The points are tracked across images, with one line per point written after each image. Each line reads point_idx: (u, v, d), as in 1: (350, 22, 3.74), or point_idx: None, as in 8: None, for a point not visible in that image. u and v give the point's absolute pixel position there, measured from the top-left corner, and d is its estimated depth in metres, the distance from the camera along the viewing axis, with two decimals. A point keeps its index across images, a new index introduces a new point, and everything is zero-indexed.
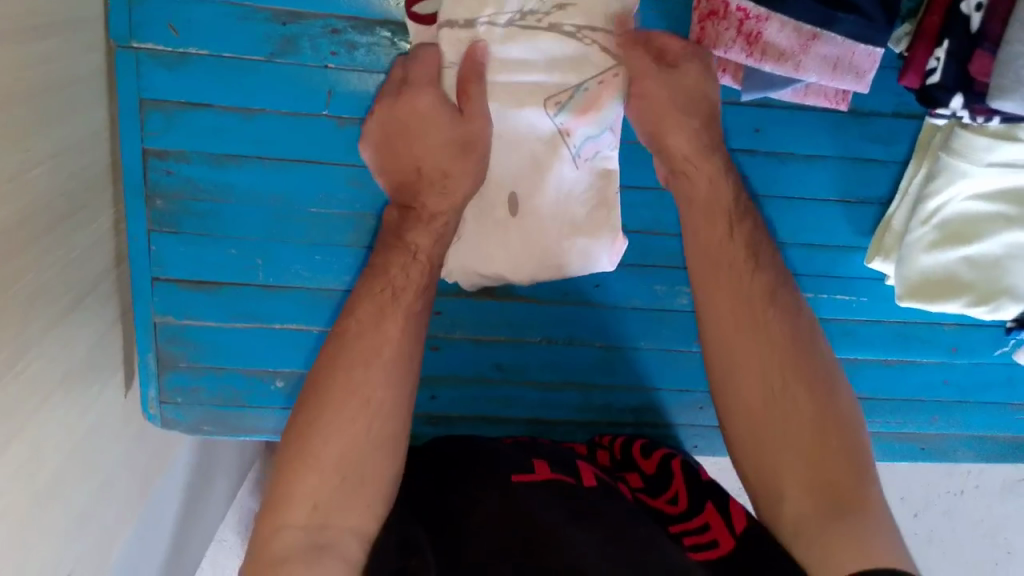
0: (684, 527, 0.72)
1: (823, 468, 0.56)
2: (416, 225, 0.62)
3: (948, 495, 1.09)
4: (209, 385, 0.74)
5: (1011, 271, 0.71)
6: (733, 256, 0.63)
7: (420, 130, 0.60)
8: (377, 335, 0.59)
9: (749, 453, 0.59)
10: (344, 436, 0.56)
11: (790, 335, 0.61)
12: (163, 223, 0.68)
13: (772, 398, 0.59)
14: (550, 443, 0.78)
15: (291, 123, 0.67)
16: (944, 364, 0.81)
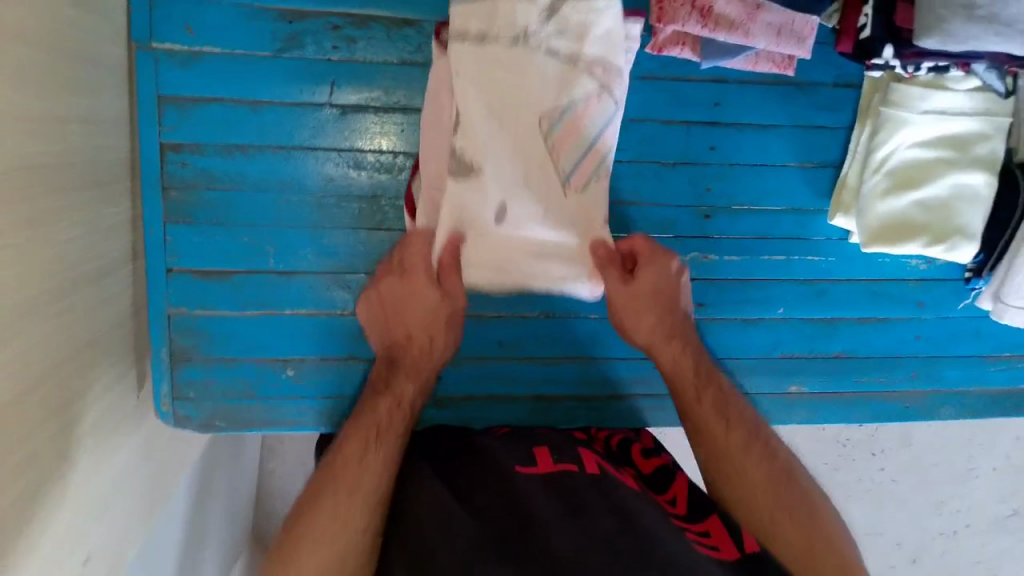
0: (691, 529, 0.63)
1: (793, 512, 0.64)
2: (403, 377, 0.70)
3: (941, 537, 1.23)
4: (221, 377, 0.76)
5: (959, 210, 0.78)
6: (692, 365, 0.73)
7: (403, 307, 0.71)
8: (362, 465, 0.63)
9: (724, 494, 0.68)
10: (320, 555, 0.58)
11: (744, 440, 0.69)
12: (178, 215, 0.73)
13: (739, 476, 0.67)
14: (550, 433, 0.75)
15: (296, 113, 0.73)
16: (914, 320, 0.87)
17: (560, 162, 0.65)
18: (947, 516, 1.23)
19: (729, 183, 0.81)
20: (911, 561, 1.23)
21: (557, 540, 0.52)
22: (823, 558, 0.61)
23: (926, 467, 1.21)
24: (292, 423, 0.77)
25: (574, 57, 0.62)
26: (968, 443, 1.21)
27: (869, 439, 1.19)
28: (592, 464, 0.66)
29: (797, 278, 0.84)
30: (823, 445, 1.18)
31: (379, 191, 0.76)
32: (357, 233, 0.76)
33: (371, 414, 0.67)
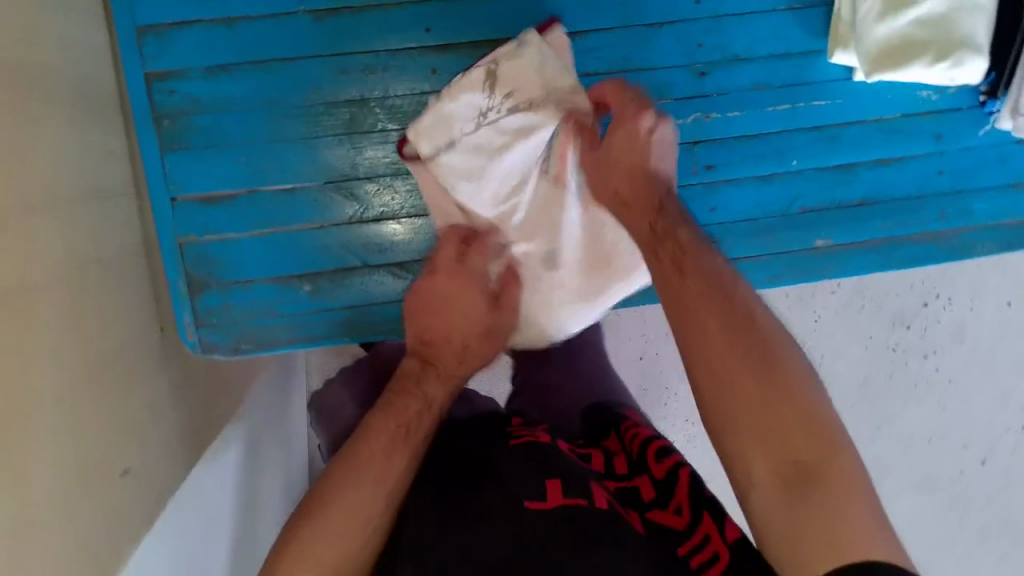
0: (690, 545, 0.58)
1: (791, 444, 0.52)
2: (433, 381, 0.72)
3: (1012, 432, 1.18)
4: (240, 301, 0.76)
5: (959, 23, 0.76)
6: (682, 280, 0.60)
7: (440, 309, 0.74)
8: (383, 465, 0.64)
9: (725, 419, 0.55)
10: (334, 542, 0.58)
11: (738, 340, 0.56)
12: (173, 142, 0.73)
13: (760, 394, 0.54)
14: (562, 461, 0.65)
15: (273, 24, 0.73)
16: (933, 155, 0.84)
17: (575, 185, 0.74)
18: (1014, 410, 1.17)
19: (718, 37, 0.79)
20: (983, 462, 1.19)
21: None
22: (792, 456, 0.52)
23: (984, 361, 1.16)
24: (315, 338, 0.78)
25: (530, 108, 0.70)
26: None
27: (918, 339, 1.16)
28: (602, 499, 0.61)
29: (803, 126, 0.82)
30: (870, 353, 1.17)
31: (368, 92, 0.75)
32: (352, 137, 0.76)
33: (407, 408, 0.68)
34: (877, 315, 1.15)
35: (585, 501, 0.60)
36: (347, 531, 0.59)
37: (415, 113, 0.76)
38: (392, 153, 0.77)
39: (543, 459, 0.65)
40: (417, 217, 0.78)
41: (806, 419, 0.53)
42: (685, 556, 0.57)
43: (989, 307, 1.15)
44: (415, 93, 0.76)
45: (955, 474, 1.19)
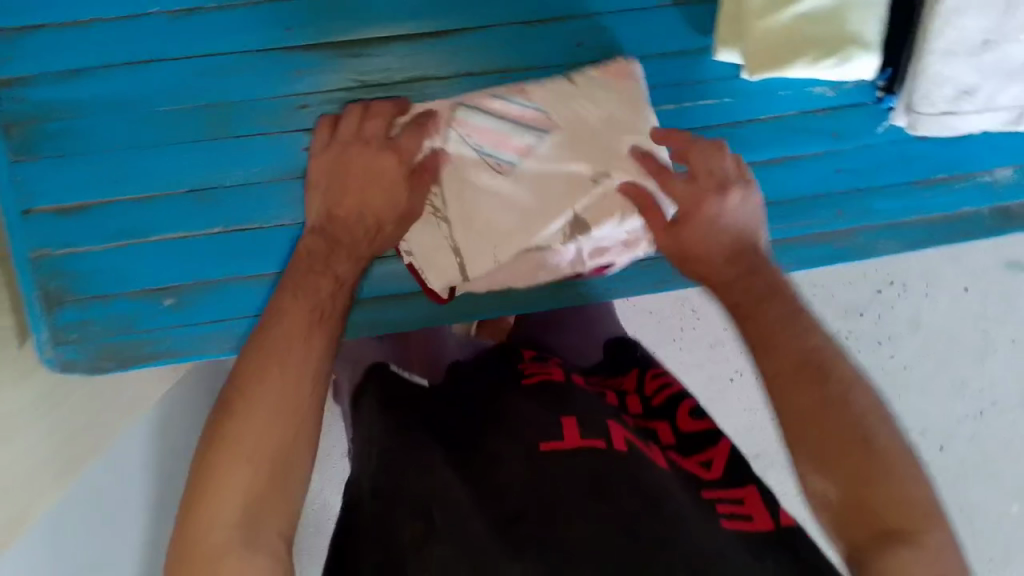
0: (722, 495, 0.63)
1: (855, 483, 0.54)
2: (342, 258, 0.67)
3: (968, 420, 1.13)
4: (99, 315, 0.74)
5: (850, 18, 0.71)
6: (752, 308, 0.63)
7: (365, 175, 0.68)
8: (304, 347, 0.60)
9: (811, 438, 0.56)
10: (230, 494, 0.53)
11: (802, 357, 0.59)
12: (24, 153, 0.71)
13: (844, 445, 0.55)
14: (581, 398, 0.70)
15: (126, 26, 0.69)
16: (831, 153, 0.81)
17: (508, 156, 0.70)
18: (971, 396, 1.12)
19: (600, 36, 0.76)
20: (941, 448, 1.13)
21: (576, 524, 0.55)
22: (847, 470, 0.55)
23: (940, 348, 1.12)
24: (180, 352, 0.76)
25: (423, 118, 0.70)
26: (981, 318, 1.11)
27: (871, 328, 1.12)
28: (619, 437, 0.64)
29: (693, 126, 0.79)
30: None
31: (230, 96, 0.72)
32: (214, 143, 0.73)
33: (276, 368, 0.58)
34: (830, 303, 1.11)
35: (604, 443, 0.63)
36: (240, 489, 0.54)
37: (279, 116, 0.73)
38: (257, 160, 0.73)
39: (559, 396, 0.70)
40: (284, 227, 0.75)
41: (874, 442, 0.55)
42: (717, 505, 0.61)
43: (945, 294, 1.11)
44: (280, 95, 0.73)
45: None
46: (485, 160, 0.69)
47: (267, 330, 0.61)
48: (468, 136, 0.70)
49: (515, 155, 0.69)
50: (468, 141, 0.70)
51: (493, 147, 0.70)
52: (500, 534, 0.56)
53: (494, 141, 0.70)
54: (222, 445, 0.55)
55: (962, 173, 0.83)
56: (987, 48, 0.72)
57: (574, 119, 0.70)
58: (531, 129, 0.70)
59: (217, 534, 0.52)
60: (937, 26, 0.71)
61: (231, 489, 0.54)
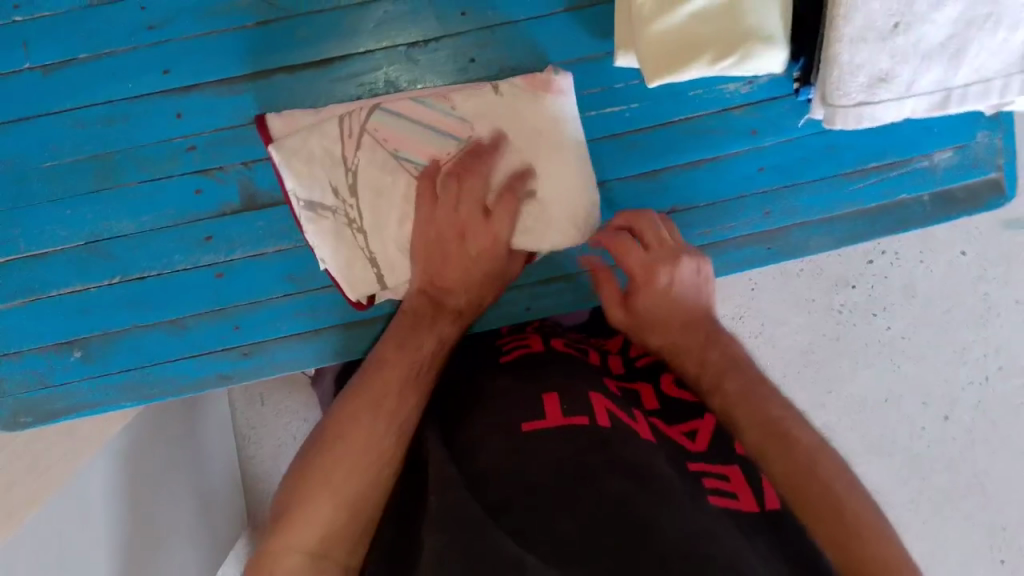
0: (706, 469, 0.56)
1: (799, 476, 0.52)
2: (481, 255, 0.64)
3: (973, 387, 1.07)
4: (10, 372, 0.74)
5: (747, 11, 0.67)
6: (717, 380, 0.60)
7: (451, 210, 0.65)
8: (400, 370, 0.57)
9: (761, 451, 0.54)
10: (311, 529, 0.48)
11: (726, 367, 0.60)
12: None
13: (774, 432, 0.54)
14: (552, 372, 0.64)
15: (1, 84, 0.69)
16: (753, 151, 0.77)
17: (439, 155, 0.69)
18: (974, 363, 1.06)
19: (493, 50, 0.73)
20: (945, 418, 1.07)
21: (563, 520, 0.47)
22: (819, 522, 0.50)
23: (939, 316, 1.06)
24: (93, 405, 0.75)
25: (351, 118, 0.69)
26: (981, 280, 1.05)
27: (865, 299, 1.07)
28: (604, 415, 0.57)
29: (602, 135, 0.76)
30: (816, 318, 1.08)
31: (113, 144, 0.70)
32: (103, 193, 0.71)
33: (395, 363, 0.57)
34: (818, 278, 1.07)
35: (589, 419, 0.56)
36: (360, 462, 0.51)
37: (167, 160, 0.71)
38: (150, 207, 0.72)
39: (532, 371, 0.64)
40: (184, 271, 0.73)
41: (837, 498, 0.50)
42: (701, 479, 0.54)
43: (942, 263, 1.06)
44: (165, 139, 0.71)
45: (914, 434, 1.08)
46: (402, 165, 0.69)
47: (444, 279, 0.64)
48: (385, 140, 0.69)
49: (431, 161, 0.69)
50: (385, 147, 0.69)
51: (409, 154, 0.69)
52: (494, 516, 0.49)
53: (411, 146, 0.69)
54: (329, 436, 0.53)
55: (898, 158, 0.79)
56: (899, 31, 0.68)
57: (499, 127, 0.69)
58: (451, 139, 0.69)
59: (299, 537, 0.48)
60: (845, 12, 0.67)
61: (323, 498, 0.49)
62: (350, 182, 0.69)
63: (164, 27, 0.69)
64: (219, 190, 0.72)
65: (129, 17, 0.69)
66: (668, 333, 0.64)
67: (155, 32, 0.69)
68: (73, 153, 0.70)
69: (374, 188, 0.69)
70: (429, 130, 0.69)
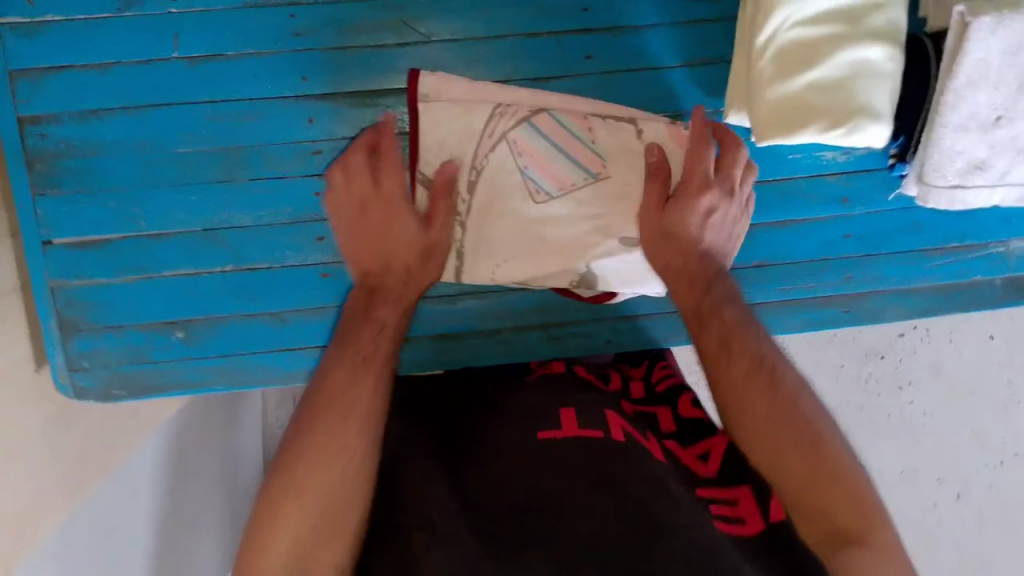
0: (715, 495, 0.60)
1: (813, 468, 0.54)
2: (428, 252, 0.67)
3: (987, 469, 1.10)
4: (112, 346, 0.77)
5: (858, 89, 0.72)
6: (718, 358, 0.60)
7: (392, 228, 0.66)
8: (353, 391, 0.56)
9: (760, 439, 0.56)
10: (286, 531, 0.50)
11: (732, 329, 0.61)
12: (45, 187, 0.73)
13: (772, 420, 0.56)
14: (577, 394, 0.68)
15: (145, 70, 0.72)
16: (841, 219, 0.81)
17: (567, 184, 0.74)
18: (991, 446, 1.09)
19: (610, 93, 0.77)
20: (957, 497, 1.10)
21: (580, 523, 0.51)
22: (797, 464, 0.55)
23: (977, 398, 1.09)
24: (188, 384, 0.78)
25: (496, 112, 0.73)
26: (1005, 368, 1.09)
27: (893, 371, 1.08)
28: (617, 429, 0.62)
29: None
30: (842, 385, 1.09)
31: (243, 139, 0.74)
32: (229, 185, 0.75)
33: (356, 403, 0.55)
34: (849, 346, 1.08)
35: (603, 433, 0.60)
36: (326, 496, 0.51)
37: (294, 160, 0.75)
38: (270, 202, 0.75)
39: (558, 390, 0.69)
40: (294, 267, 0.77)
41: (823, 434, 0.55)
42: (709, 505, 0.58)
43: (969, 342, 1.08)
44: (294, 140, 0.74)
45: (926, 509, 1.10)
46: (526, 182, 0.74)
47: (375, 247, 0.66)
48: (519, 154, 0.73)
49: (555, 187, 0.74)
50: (518, 159, 0.73)
51: (534, 169, 0.74)
52: (506, 524, 0.52)
53: (542, 168, 0.74)
54: (295, 465, 0.52)
55: (975, 242, 0.82)
56: (1000, 125, 0.72)
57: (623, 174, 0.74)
58: (584, 172, 0.74)
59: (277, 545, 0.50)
60: (950, 100, 0.71)
61: (281, 524, 0.50)
62: (471, 180, 0.74)
63: (308, 35, 0.73)
64: None
65: (276, 21, 0.72)
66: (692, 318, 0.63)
67: (299, 40, 0.73)
68: (206, 143, 0.74)
69: (493, 189, 0.74)
70: (558, 151, 0.74)
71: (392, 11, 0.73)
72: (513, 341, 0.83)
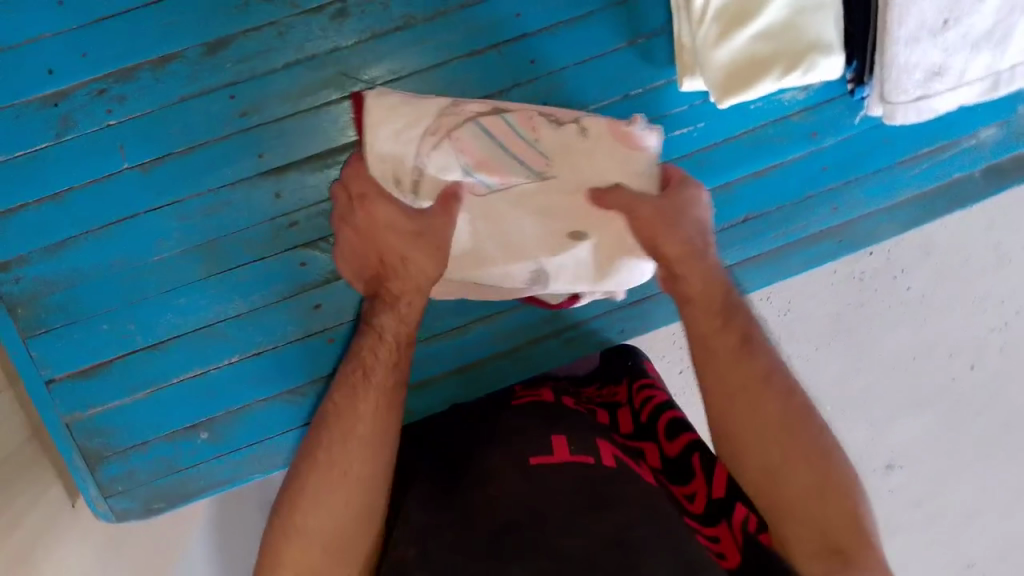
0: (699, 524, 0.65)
1: (831, 505, 0.58)
2: (382, 310, 0.65)
3: (996, 332, 1.02)
4: (142, 463, 0.76)
5: (802, 28, 0.71)
6: (738, 360, 0.63)
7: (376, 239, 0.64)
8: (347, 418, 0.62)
9: (771, 463, 0.60)
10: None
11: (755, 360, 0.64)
12: (33, 329, 0.72)
13: (791, 447, 0.60)
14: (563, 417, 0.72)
15: (100, 188, 0.70)
16: (814, 153, 0.81)
17: (513, 181, 0.63)
18: (995, 308, 1.02)
19: (563, 90, 0.76)
20: (972, 367, 1.02)
21: (567, 540, 0.58)
22: (767, 461, 0.61)
23: None
24: (227, 480, 0.78)
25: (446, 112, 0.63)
26: (990, 230, 1.01)
27: (885, 264, 1.00)
28: (607, 455, 0.67)
29: (674, 156, 0.79)
30: (838, 290, 1.00)
31: (216, 231, 0.73)
32: (213, 279, 0.74)
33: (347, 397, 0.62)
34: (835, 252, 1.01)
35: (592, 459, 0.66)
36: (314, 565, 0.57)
37: (272, 240, 0.74)
38: (258, 285, 0.75)
39: (545, 414, 0.73)
40: (298, 340, 0.76)
41: (810, 438, 0.61)
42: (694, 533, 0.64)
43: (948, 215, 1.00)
44: (267, 219, 0.74)
45: (945, 386, 1.02)
46: (468, 181, 0.62)
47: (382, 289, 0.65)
48: (460, 152, 0.62)
49: (498, 183, 0.63)
50: (459, 157, 0.62)
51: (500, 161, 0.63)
52: (490, 544, 0.58)
53: (484, 165, 0.62)
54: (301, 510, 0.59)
55: (947, 140, 0.83)
56: (949, 27, 0.72)
57: (581, 174, 0.64)
58: (528, 171, 0.63)
59: None
60: (896, 15, 0.70)
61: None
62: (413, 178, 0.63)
63: (254, 112, 0.72)
64: (321, 261, 0.75)
65: (217, 106, 0.71)
66: (711, 362, 0.64)
67: (245, 119, 0.72)
68: (180, 243, 0.73)
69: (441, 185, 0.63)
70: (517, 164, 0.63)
71: (329, 68, 0.72)
72: (528, 356, 0.83)
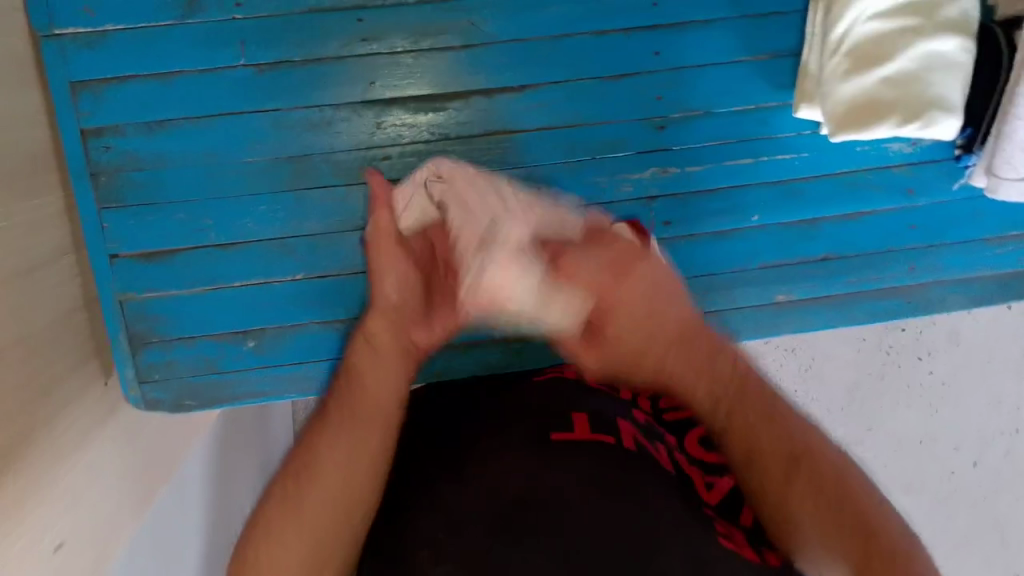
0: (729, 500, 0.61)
1: (843, 476, 0.56)
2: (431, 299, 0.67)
3: (1004, 436, 1.01)
4: (184, 356, 0.76)
5: (930, 82, 0.71)
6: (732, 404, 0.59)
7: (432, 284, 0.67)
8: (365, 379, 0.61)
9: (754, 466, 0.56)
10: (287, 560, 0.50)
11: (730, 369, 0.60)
12: (110, 200, 0.72)
13: (786, 418, 0.58)
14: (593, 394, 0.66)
15: (210, 78, 0.70)
16: (904, 210, 0.81)
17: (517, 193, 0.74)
18: (1009, 412, 1.01)
19: (681, 88, 0.76)
20: (975, 465, 1.01)
21: None
22: None
23: None
24: (261, 392, 0.77)
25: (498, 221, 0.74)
26: (1020, 335, 1.00)
27: (914, 342, 1.00)
28: (628, 437, 0.61)
29: (767, 181, 0.79)
30: (862, 356, 1.00)
31: (309, 147, 0.73)
32: (296, 194, 0.74)
33: (367, 386, 0.60)
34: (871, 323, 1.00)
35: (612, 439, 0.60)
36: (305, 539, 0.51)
37: (361, 170, 0.74)
38: (338, 210, 0.75)
39: (574, 387, 0.67)
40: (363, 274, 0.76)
41: None
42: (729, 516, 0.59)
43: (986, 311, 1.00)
44: (361, 148, 0.74)
45: (944, 476, 1.01)
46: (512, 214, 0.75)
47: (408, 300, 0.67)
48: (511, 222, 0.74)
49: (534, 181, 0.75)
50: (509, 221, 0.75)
51: None
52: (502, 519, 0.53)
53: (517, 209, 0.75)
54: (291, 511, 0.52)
55: None
56: None
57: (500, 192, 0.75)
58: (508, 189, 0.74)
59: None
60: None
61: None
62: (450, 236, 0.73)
63: (376, 40, 0.71)
64: None
65: (341, 25, 0.71)
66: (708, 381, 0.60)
67: (366, 45, 0.71)
68: (274, 151, 0.73)
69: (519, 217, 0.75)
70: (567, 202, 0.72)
71: (459, 13, 0.72)
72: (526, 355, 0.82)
